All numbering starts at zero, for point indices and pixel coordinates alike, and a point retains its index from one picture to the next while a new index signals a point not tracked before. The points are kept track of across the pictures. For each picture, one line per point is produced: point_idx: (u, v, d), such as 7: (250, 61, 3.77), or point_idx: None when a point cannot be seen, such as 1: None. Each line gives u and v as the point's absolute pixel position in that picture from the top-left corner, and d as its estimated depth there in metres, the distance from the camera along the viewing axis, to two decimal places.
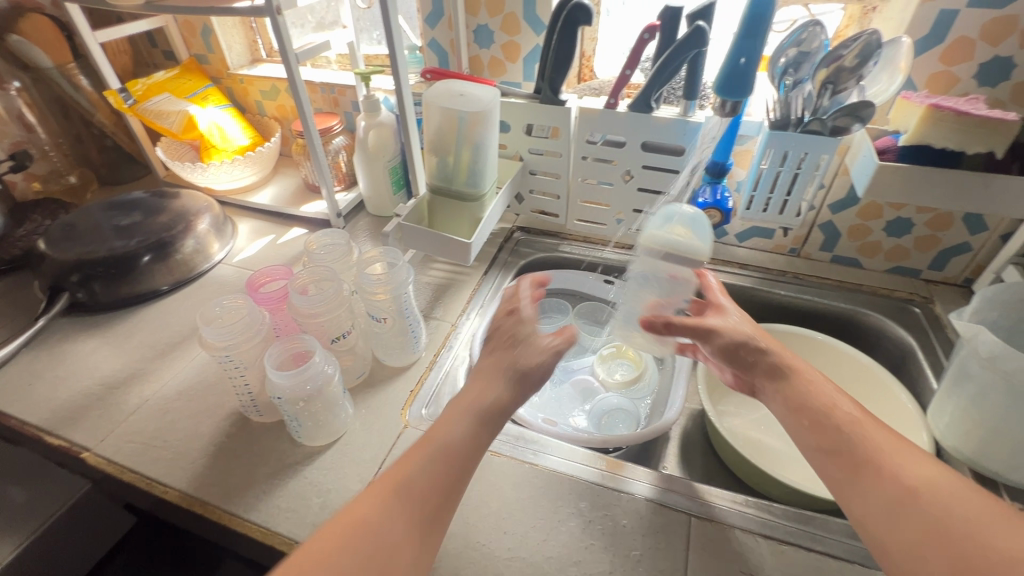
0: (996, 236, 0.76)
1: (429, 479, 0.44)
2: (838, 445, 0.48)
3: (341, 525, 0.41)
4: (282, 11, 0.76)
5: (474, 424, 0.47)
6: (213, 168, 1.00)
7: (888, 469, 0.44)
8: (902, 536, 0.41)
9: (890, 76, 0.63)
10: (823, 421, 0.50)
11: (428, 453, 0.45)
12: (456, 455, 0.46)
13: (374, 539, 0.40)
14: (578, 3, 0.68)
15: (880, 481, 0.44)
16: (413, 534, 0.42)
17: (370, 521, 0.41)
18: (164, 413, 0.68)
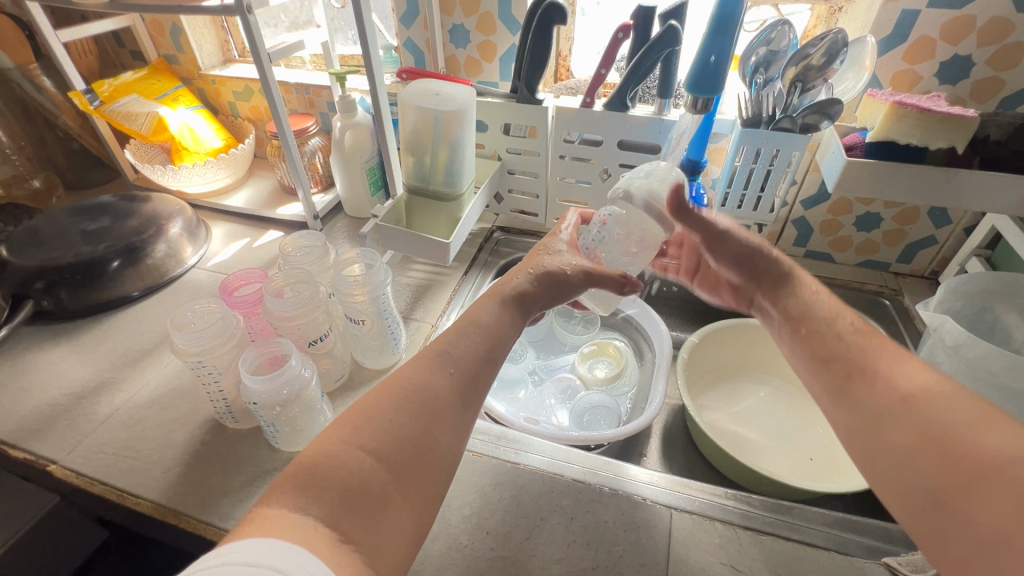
0: (960, 229, 0.79)
1: (397, 422, 0.41)
2: (835, 355, 0.52)
3: (303, 465, 0.37)
4: (253, 9, 0.75)
5: (442, 370, 0.45)
6: (185, 170, 0.97)
7: (885, 375, 0.48)
8: (896, 436, 0.44)
9: (856, 74, 0.66)
10: (824, 330, 0.54)
11: (398, 400, 0.42)
12: (421, 398, 0.43)
13: (343, 473, 0.37)
14: (552, 2, 0.69)
15: (875, 385, 0.48)
16: (382, 474, 0.38)
17: (330, 458, 0.38)
18: (135, 423, 0.66)
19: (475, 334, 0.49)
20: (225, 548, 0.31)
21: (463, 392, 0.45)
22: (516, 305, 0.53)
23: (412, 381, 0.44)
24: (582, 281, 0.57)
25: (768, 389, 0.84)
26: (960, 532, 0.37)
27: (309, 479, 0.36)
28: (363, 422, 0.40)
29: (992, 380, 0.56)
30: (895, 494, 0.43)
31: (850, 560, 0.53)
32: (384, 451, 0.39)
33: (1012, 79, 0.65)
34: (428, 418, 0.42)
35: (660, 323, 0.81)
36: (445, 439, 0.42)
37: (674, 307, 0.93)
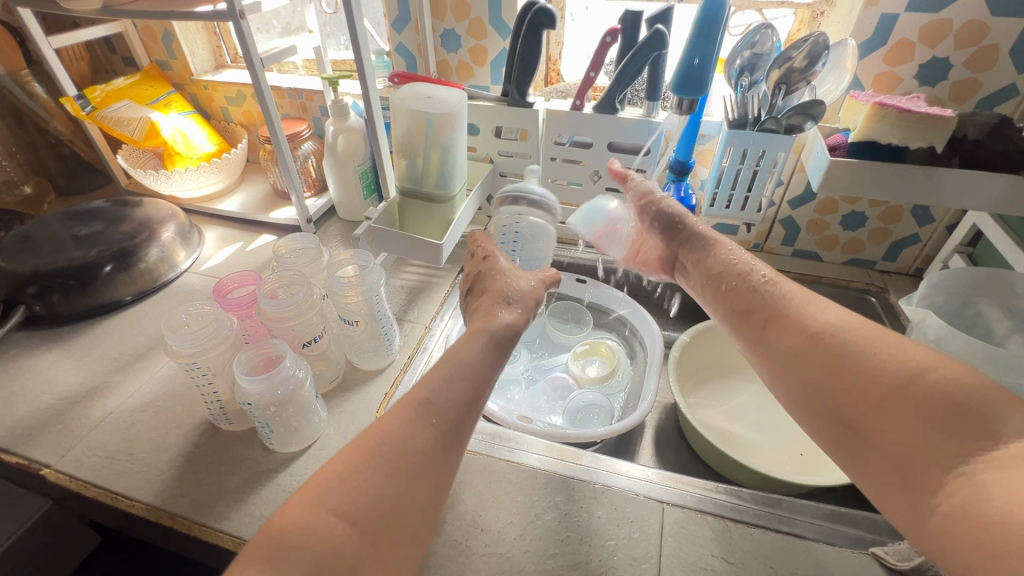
0: (942, 227, 0.81)
1: (375, 482, 0.39)
2: (753, 304, 0.56)
3: (270, 535, 0.35)
4: (245, 15, 0.75)
5: (425, 422, 0.44)
6: (177, 175, 0.98)
7: (796, 318, 0.51)
8: (809, 371, 0.48)
9: (837, 76, 0.67)
10: (740, 285, 0.58)
11: (372, 458, 0.40)
12: (400, 455, 0.41)
13: (311, 543, 0.35)
14: (541, 7, 0.70)
15: (787, 327, 0.51)
16: (354, 540, 0.36)
17: (301, 522, 0.36)
18: (129, 426, 0.66)
19: (458, 379, 0.48)
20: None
21: (445, 441, 0.44)
22: (502, 336, 0.54)
23: (390, 435, 0.42)
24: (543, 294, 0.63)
25: (758, 386, 0.85)
26: (873, 453, 0.42)
27: (275, 547, 0.35)
28: (338, 484, 0.38)
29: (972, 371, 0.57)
30: (815, 423, 0.47)
31: (838, 550, 0.54)
32: (358, 513, 0.37)
33: (988, 80, 0.67)
34: (407, 478, 0.40)
35: (651, 322, 0.82)
36: (425, 492, 0.41)
37: (665, 306, 0.94)
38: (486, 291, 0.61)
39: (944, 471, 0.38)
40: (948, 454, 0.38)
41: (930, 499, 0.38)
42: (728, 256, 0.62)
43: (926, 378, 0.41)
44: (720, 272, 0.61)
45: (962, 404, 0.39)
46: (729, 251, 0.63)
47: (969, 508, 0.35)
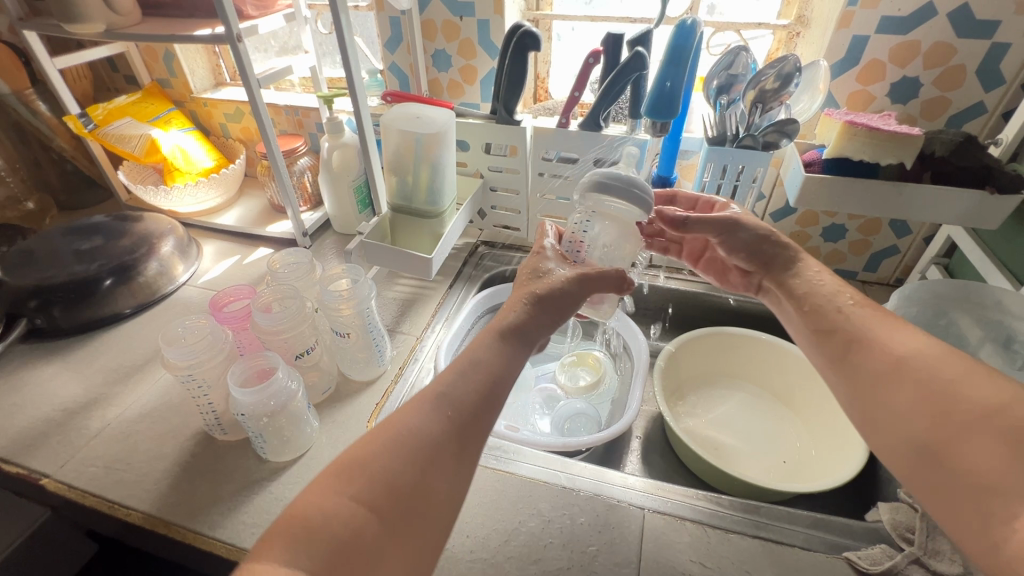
0: (920, 239, 0.83)
1: (392, 470, 0.41)
2: (836, 330, 0.55)
3: (289, 520, 0.37)
4: (243, 39, 0.78)
5: (439, 413, 0.45)
6: (177, 191, 1.01)
7: (879, 342, 0.51)
8: (897, 399, 0.47)
9: (811, 96, 0.70)
10: (818, 306, 0.57)
11: (393, 446, 0.42)
12: (417, 447, 0.43)
13: (332, 525, 0.37)
14: (527, 30, 0.73)
15: (870, 353, 0.51)
16: (373, 524, 0.39)
17: (320, 510, 0.38)
18: (126, 436, 0.68)
19: (473, 372, 0.49)
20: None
21: (459, 433, 0.45)
22: (512, 334, 0.53)
23: (405, 426, 0.44)
24: (573, 294, 0.57)
25: (743, 395, 0.87)
26: (955, 485, 0.41)
27: (301, 531, 0.37)
28: (357, 472, 0.40)
29: None
30: (897, 453, 0.47)
31: (814, 555, 0.55)
32: (374, 499, 0.39)
33: (958, 98, 0.70)
34: (422, 466, 0.42)
35: (638, 333, 0.84)
36: (441, 483, 0.43)
37: (653, 316, 0.96)
38: (514, 290, 0.59)
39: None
40: None
41: (1004, 528, 0.37)
42: (814, 279, 0.60)
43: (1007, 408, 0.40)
44: (805, 295, 0.59)
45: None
46: (816, 274, 0.60)
47: None
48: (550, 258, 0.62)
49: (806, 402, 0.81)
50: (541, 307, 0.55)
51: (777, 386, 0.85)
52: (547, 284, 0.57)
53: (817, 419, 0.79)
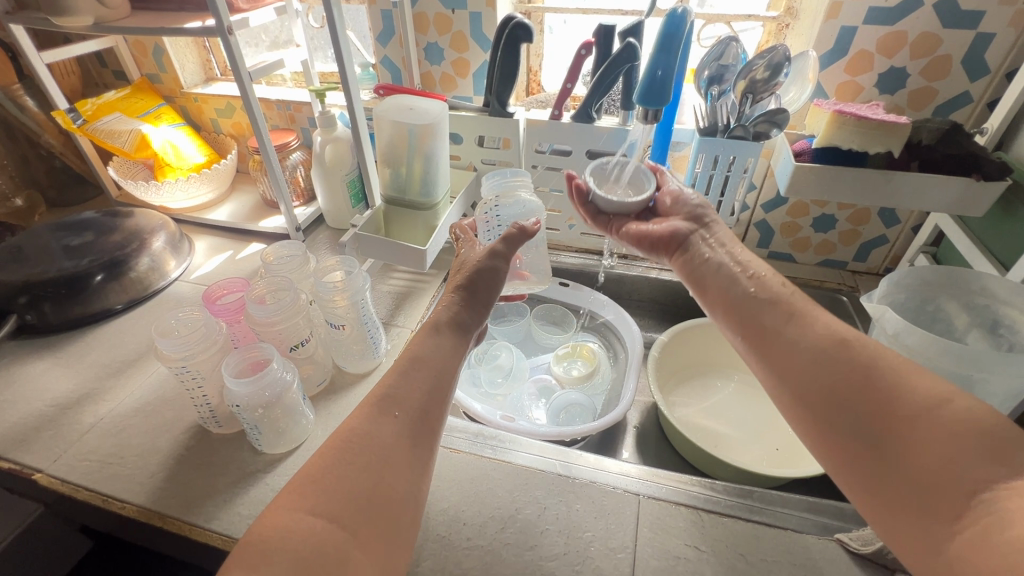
0: (908, 228, 0.84)
1: (343, 478, 0.41)
2: (770, 309, 0.54)
3: (248, 542, 0.36)
4: (233, 31, 0.78)
5: (386, 415, 0.46)
6: (168, 186, 1.00)
7: (821, 321, 0.50)
8: (836, 376, 0.46)
9: (800, 86, 0.71)
10: (763, 279, 0.57)
11: (336, 453, 0.42)
12: (370, 449, 0.43)
13: (294, 541, 0.36)
14: (518, 22, 0.72)
15: (812, 330, 0.50)
16: (338, 534, 0.38)
17: (282, 530, 0.37)
18: (120, 430, 0.67)
19: (415, 372, 0.50)
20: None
21: (413, 431, 0.46)
22: (447, 323, 0.55)
23: (348, 431, 0.44)
24: (492, 273, 0.60)
25: (736, 385, 0.88)
26: (897, 470, 0.41)
27: (259, 551, 0.35)
28: (310, 487, 0.40)
29: (932, 364, 0.59)
30: (833, 436, 0.45)
31: (806, 537, 0.56)
32: (335, 509, 0.39)
33: (943, 88, 0.71)
34: (379, 468, 0.42)
35: (633, 324, 0.85)
36: (400, 483, 0.42)
37: (647, 308, 0.96)
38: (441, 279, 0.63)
39: (968, 497, 0.37)
40: (972, 480, 0.37)
41: (951, 525, 0.37)
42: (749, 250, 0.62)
43: (953, 405, 0.40)
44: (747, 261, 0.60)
45: (995, 431, 0.38)
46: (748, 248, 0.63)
47: (991, 535, 0.34)
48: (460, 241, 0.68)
49: None
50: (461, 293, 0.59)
51: None
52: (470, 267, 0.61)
53: None
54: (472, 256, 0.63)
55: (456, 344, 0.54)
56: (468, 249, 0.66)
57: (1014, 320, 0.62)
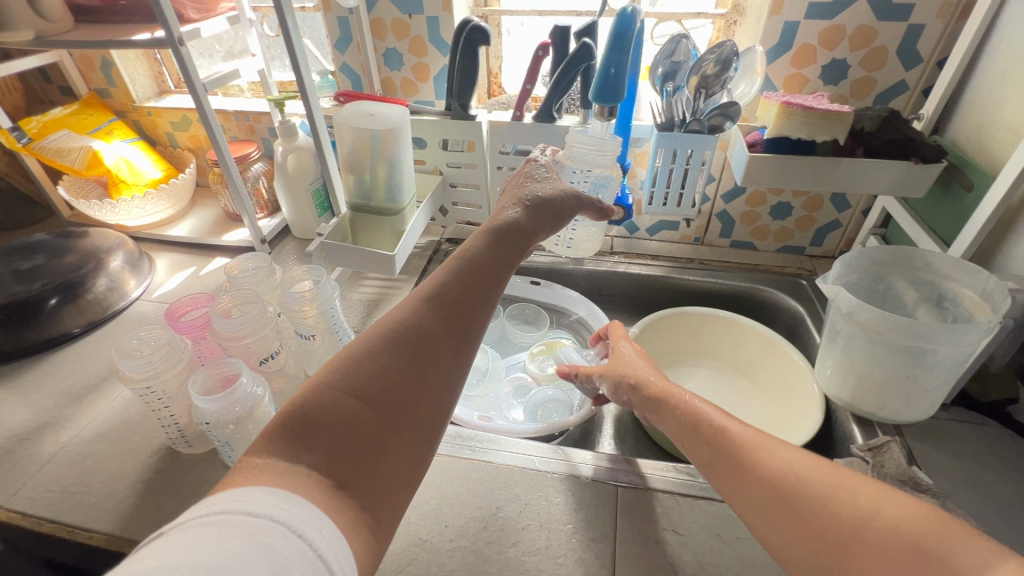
0: (858, 212, 0.88)
1: (387, 366, 0.40)
2: (704, 452, 0.49)
3: (292, 412, 0.35)
4: (185, 42, 0.76)
5: (432, 311, 0.44)
6: (124, 204, 0.97)
7: (751, 460, 0.45)
8: (779, 527, 0.41)
9: (750, 80, 0.74)
10: (687, 414, 0.52)
11: (384, 342, 0.41)
12: (411, 340, 0.42)
13: (333, 418, 0.36)
14: (475, 25, 0.72)
15: (745, 474, 0.45)
16: (373, 417, 0.37)
17: (321, 407, 0.36)
18: (82, 458, 0.65)
19: (465, 271, 0.48)
20: (216, 497, 0.29)
21: (456, 329, 0.45)
22: (508, 231, 0.54)
23: (397, 321, 0.43)
24: (569, 205, 0.62)
25: (706, 370, 0.90)
26: None
27: (305, 422, 0.35)
28: (351, 369, 0.39)
29: (883, 339, 0.62)
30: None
31: None
32: (372, 393, 0.38)
33: (881, 77, 0.75)
34: (420, 363, 0.41)
35: (604, 319, 0.87)
36: (438, 381, 0.42)
37: (618, 303, 0.98)
38: (508, 195, 0.62)
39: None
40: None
41: None
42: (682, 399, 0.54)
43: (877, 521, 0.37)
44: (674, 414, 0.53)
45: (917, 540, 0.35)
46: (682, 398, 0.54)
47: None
48: (545, 164, 0.67)
49: (763, 367, 0.85)
50: (533, 216, 0.57)
51: (736, 359, 0.89)
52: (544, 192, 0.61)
53: (772, 385, 0.83)
54: (546, 184, 0.62)
55: (515, 254, 0.53)
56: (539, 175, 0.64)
57: (956, 294, 0.66)
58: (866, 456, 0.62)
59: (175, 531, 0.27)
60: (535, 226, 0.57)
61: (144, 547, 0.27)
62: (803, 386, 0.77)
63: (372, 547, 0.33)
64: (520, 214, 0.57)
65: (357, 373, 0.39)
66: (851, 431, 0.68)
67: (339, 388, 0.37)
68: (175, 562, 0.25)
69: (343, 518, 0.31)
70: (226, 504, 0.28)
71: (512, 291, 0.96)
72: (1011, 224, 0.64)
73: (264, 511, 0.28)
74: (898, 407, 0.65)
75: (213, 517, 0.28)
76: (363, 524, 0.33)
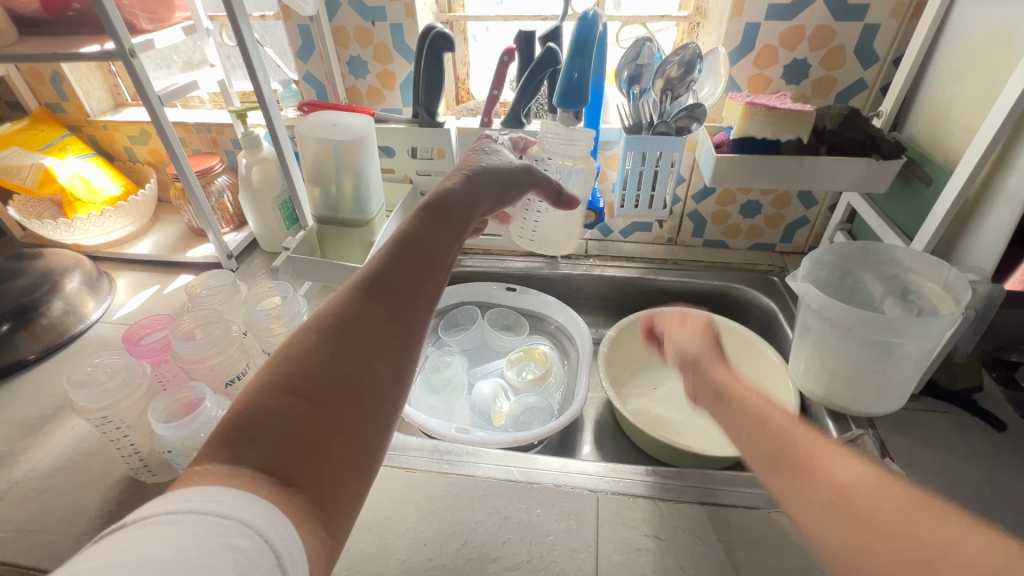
0: (825, 208, 0.90)
1: (325, 359, 0.36)
2: (759, 451, 0.40)
3: (223, 421, 0.31)
4: (137, 54, 0.73)
5: (374, 298, 0.40)
6: (80, 223, 0.93)
7: (818, 467, 0.35)
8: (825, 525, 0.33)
9: (713, 82, 0.75)
10: (754, 412, 0.43)
11: (321, 334, 0.37)
12: (353, 330, 0.38)
13: (271, 418, 0.32)
14: (438, 32, 0.71)
15: (812, 481, 0.35)
16: (315, 411, 0.33)
17: (259, 409, 0.32)
18: (38, 493, 0.61)
19: (406, 252, 0.44)
20: (176, 493, 0.27)
21: (399, 314, 0.41)
22: (448, 206, 0.50)
23: (331, 313, 0.39)
24: (517, 181, 0.59)
25: None
26: None
27: (240, 429, 0.31)
28: (289, 365, 0.35)
29: (852, 334, 0.63)
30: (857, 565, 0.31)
31: (757, 512, 0.58)
32: (313, 388, 0.34)
33: (841, 76, 0.77)
34: (363, 354, 0.38)
35: (581, 324, 0.87)
36: (384, 369, 0.38)
37: (594, 306, 0.98)
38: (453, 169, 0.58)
39: None
40: None
41: None
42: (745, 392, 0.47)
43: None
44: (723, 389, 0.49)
45: None
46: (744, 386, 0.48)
47: None
48: (501, 143, 0.66)
49: (739, 364, 0.86)
50: (475, 190, 0.54)
51: None
52: (486, 167, 0.57)
53: (749, 381, 0.84)
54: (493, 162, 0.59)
55: (457, 228, 0.49)
56: (483, 155, 0.61)
57: (920, 287, 0.67)
58: None
59: (139, 527, 0.25)
60: (478, 199, 0.53)
61: (102, 540, 0.25)
62: (779, 382, 0.77)
63: (325, 547, 0.30)
64: (463, 188, 0.53)
65: (295, 368, 0.35)
66: (826, 426, 0.69)
67: (276, 385, 0.33)
68: (142, 561, 0.23)
69: (298, 519, 0.29)
70: (195, 501, 0.26)
71: (489, 298, 0.95)
72: (969, 217, 0.66)
73: (234, 512, 0.26)
74: (869, 401, 0.66)
75: (180, 514, 0.26)
76: (315, 521, 0.30)
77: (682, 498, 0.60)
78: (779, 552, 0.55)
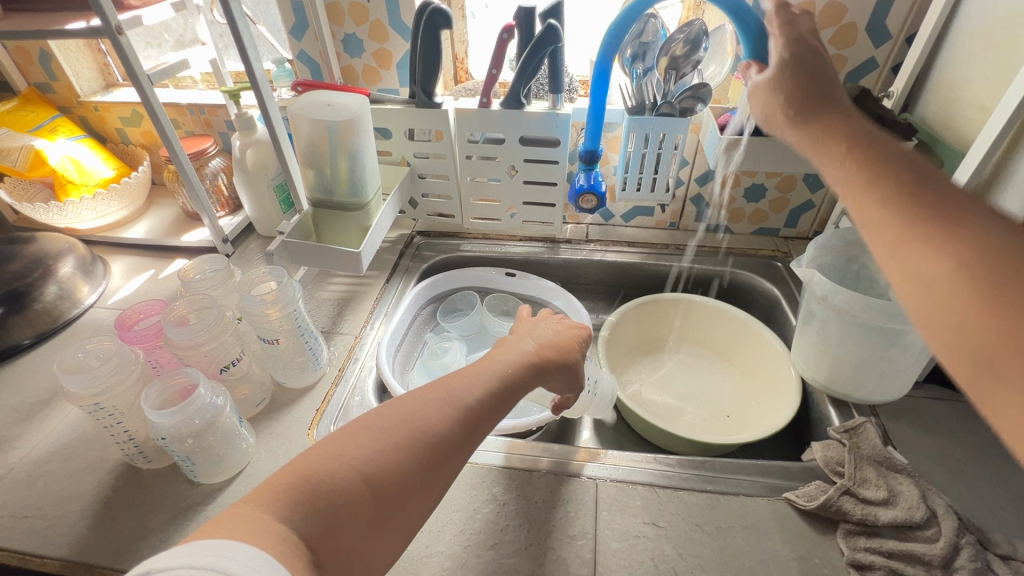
0: (831, 192, 0.88)
1: (400, 461, 0.38)
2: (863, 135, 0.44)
3: (296, 478, 0.34)
4: (124, 30, 0.70)
5: (460, 416, 0.42)
6: (72, 206, 0.90)
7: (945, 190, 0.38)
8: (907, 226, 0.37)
9: (720, 59, 0.72)
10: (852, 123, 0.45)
11: (404, 436, 0.39)
12: (434, 442, 0.39)
13: (334, 497, 0.34)
14: (435, 8, 0.69)
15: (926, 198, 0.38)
16: (371, 504, 0.36)
17: (330, 479, 0.35)
18: (34, 478, 0.61)
19: (495, 384, 0.45)
20: (198, 546, 0.28)
21: (471, 437, 0.42)
22: (542, 367, 0.50)
23: (422, 415, 0.40)
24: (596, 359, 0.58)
25: (686, 358, 0.90)
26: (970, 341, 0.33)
27: (303, 491, 0.34)
28: (363, 441, 0.38)
29: (857, 321, 0.62)
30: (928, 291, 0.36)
31: (755, 500, 0.58)
32: (381, 480, 0.36)
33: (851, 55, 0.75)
34: (431, 464, 0.39)
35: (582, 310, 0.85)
36: (437, 484, 0.39)
37: (594, 291, 0.97)
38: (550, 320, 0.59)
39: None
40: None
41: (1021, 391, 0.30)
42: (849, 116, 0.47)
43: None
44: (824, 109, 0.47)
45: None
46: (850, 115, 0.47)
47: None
48: None
49: (739, 351, 0.85)
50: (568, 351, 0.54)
51: (714, 345, 0.88)
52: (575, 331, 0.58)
53: (751, 369, 0.83)
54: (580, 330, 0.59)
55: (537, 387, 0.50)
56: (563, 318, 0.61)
57: None
58: (843, 438, 0.61)
59: None
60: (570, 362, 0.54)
61: None
62: (780, 368, 0.76)
63: None
64: (557, 343, 0.54)
65: (370, 456, 0.37)
66: (827, 414, 0.68)
67: (352, 471, 0.36)
68: None
69: None
70: (220, 560, 0.27)
71: (487, 283, 0.93)
72: None
73: None
74: (871, 388, 0.66)
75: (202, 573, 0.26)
76: None
77: (679, 484, 0.60)
78: (778, 539, 0.54)
